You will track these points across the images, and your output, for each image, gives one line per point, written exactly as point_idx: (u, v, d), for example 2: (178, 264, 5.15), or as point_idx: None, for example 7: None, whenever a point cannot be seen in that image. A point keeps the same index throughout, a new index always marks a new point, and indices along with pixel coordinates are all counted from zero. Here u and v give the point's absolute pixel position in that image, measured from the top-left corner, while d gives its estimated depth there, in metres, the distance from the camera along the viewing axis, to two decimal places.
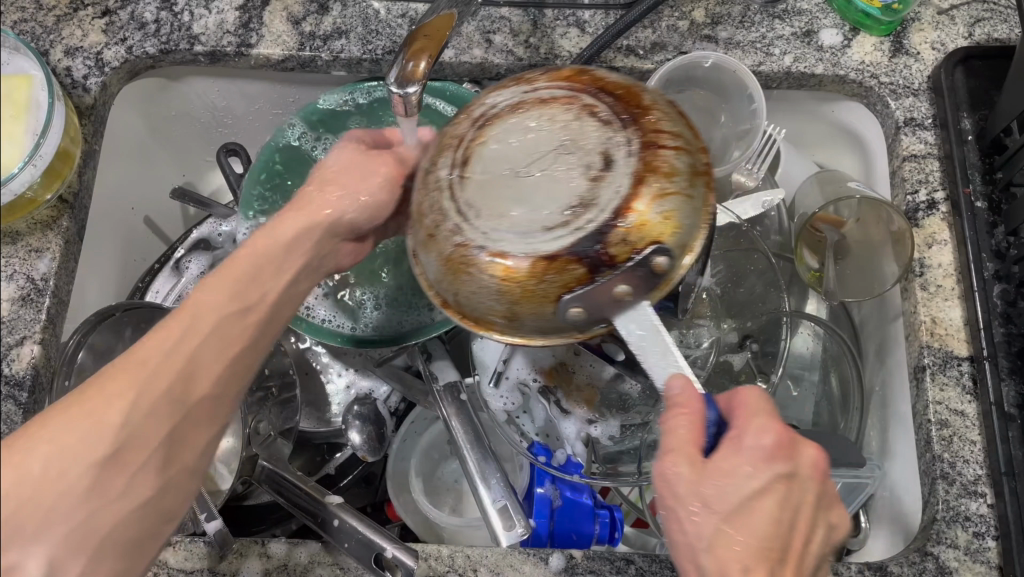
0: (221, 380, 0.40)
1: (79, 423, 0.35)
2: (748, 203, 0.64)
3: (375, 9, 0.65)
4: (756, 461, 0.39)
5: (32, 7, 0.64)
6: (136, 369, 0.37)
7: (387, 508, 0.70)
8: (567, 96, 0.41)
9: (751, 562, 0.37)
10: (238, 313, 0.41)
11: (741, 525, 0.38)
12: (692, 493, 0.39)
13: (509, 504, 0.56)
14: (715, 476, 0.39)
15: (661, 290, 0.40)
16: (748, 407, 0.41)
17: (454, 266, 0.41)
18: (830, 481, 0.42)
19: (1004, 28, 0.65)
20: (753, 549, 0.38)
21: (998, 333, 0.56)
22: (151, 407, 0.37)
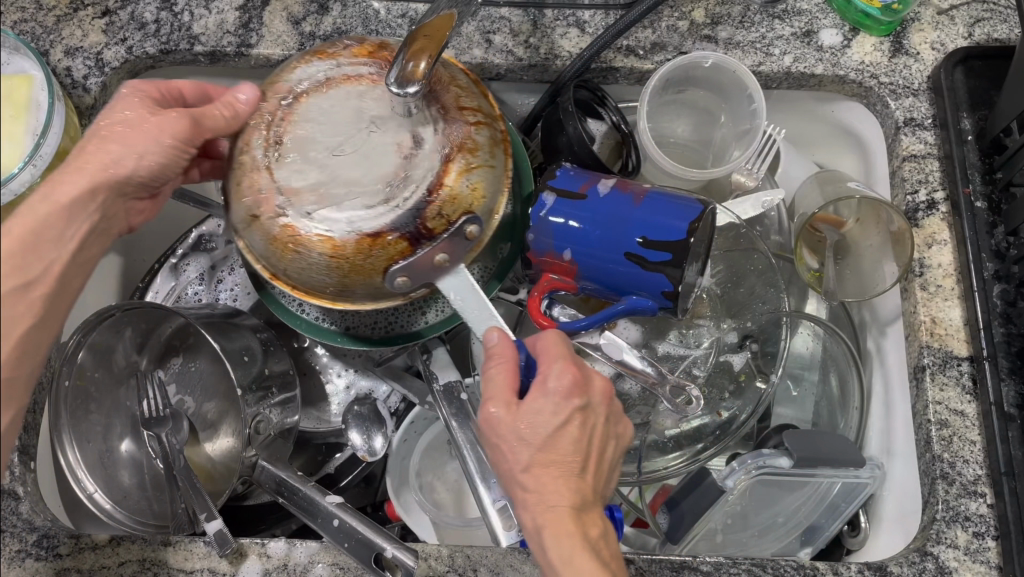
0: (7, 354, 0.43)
1: None
2: (748, 203, 0.65)
3: (375, 9, 0.65)
4: (553, 396, 0.47)
5: (32, 7, 0.64)
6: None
7: (387, 507, 0.68)
8: (372, 75, 0.51)
9: (559, 478, 0.47)
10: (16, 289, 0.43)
11: (548, 451, 0.47)
12: (506, 432, 0.47)
13: (508, 503, 0.55)
14: (525, 413, 0.47)
15: (474, 253, 0.50)
16: (549, 351, 0.49)
17: (284, 247, 0.48)
18: (617, 399, 0.52)
19: (1004, 28, 0.65)
20: (559, 465, 0.47)
21: (998, 333, 0.56)
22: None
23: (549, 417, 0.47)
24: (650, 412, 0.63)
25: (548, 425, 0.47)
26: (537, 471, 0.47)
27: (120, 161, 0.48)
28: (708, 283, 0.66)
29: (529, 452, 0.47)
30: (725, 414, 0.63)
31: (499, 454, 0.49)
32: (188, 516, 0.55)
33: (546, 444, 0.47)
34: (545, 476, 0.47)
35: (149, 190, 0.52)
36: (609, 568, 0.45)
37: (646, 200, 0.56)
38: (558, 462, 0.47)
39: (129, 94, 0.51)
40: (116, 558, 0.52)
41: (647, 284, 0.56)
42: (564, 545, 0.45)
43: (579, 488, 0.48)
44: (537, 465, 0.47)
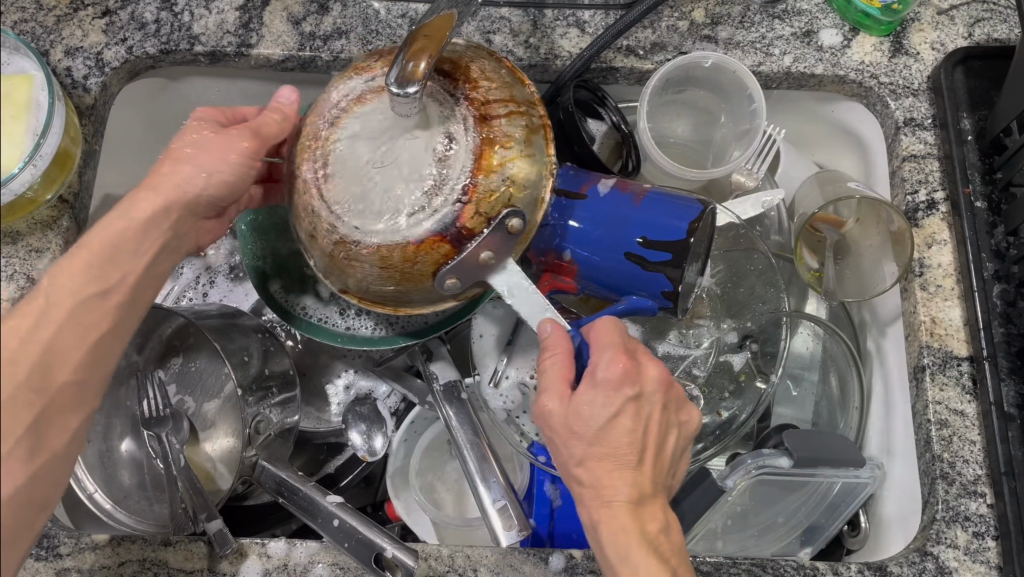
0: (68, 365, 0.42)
1: None
2: (748, 203, 0.65)
3: (375, 9, 0.65)
4: (604, 386, 0.48)
5: (32, 7, 0.64)
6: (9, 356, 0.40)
7: (387, 507, 0.69)
8: None
9: (615, 471, 0.47)
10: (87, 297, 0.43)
11: (603, 443, 0.47)
12: (561, 424, 0.48)
13: (508, 503, 0.56)
14: (579, 404, 0.48)
15: (519, 246, 0.50)
16: (598, 341, 0.49)
17: (339, 261, 0.50)
18: (675, 389, 0.51)
19: (1004, 28, 0.65)
20: (617, 456, 0.47)
21: (998, 333, 0.56)
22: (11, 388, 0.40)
23: (601, 408, 0.47)
24: None
25: (601, 416, 0.47)
26: (594, 464, 0.47)
27: (192, 179, 0.47)
28: (708, 283, 0.66)
29: (585, 444, 0.48)
30: (725, 414, 0.64)
31: (558, 448, 0.49)
32: (190, 514, 0.54)
33: (601, 436, 0.47)
34: (601, 469, 0.47)
35: (217, 209, 0.51)
36: (667, 563, 0.45)
37: (646, 200, 0.56)
38: (615, 455, 0.47)
39: (197, 120, 0.51)
40: (116, 558, 0.52)
41: (647, 284, 0.56)
42: (620, 538, 0.45)
43: (637, 480, 0.47)
44: (595, 458, 0.47)
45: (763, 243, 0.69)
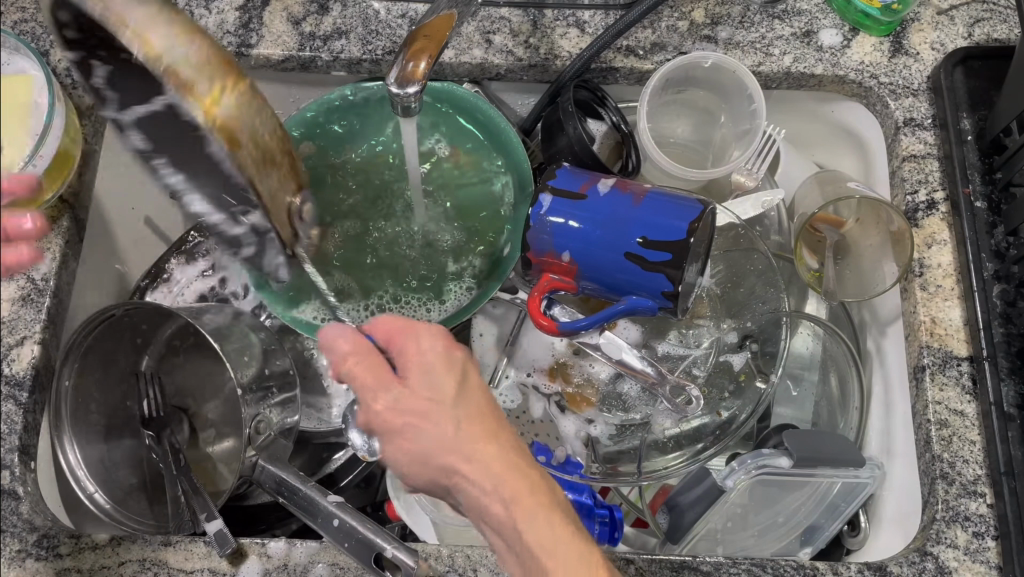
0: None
1: None
2: (748, 203, 0.67)
3: (375, 9, 0.65)
4: (429, 365, 0.45)
5: (32, 7, 0.64)
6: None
7: (387, 507, 0.68)
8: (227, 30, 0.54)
9: (485, 440, 0.44)
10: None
11: (464, 419, 0.44)
12: (409, 414, 0.44)
13: None
14: (413, 390, 0.44)
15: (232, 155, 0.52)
16: (396, 327, 0.46)
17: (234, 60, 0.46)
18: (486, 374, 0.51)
19: (1004, 28, 0.65)
20: (479, 429, 0.44)
21: (998, 333, 0.56)
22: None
23: (443, 384, 0.45)
24: (650, 411, 0.63)
25: (448, 392, 0.45)
26: (451, 449, 0.43)
27: None
28: (708, 283, 0.66)
29: (443, 425, 0.44)
30: (725, 414, 0.64)
31: (412, 449, 0.44)
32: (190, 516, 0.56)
33: (454, 412, 0.44)
34: (465, 447, 0.43)
35: None
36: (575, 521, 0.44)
37: (646, 200, 0.56)
38: (476, 429, 0.44)
39: None
40: (116, 558, 0.52)
41: (647, 285, 0.56)
42: (529, 502, 0.42)
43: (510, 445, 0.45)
44: (459, 438, 0.43)
45: (763, 243, 0.69)
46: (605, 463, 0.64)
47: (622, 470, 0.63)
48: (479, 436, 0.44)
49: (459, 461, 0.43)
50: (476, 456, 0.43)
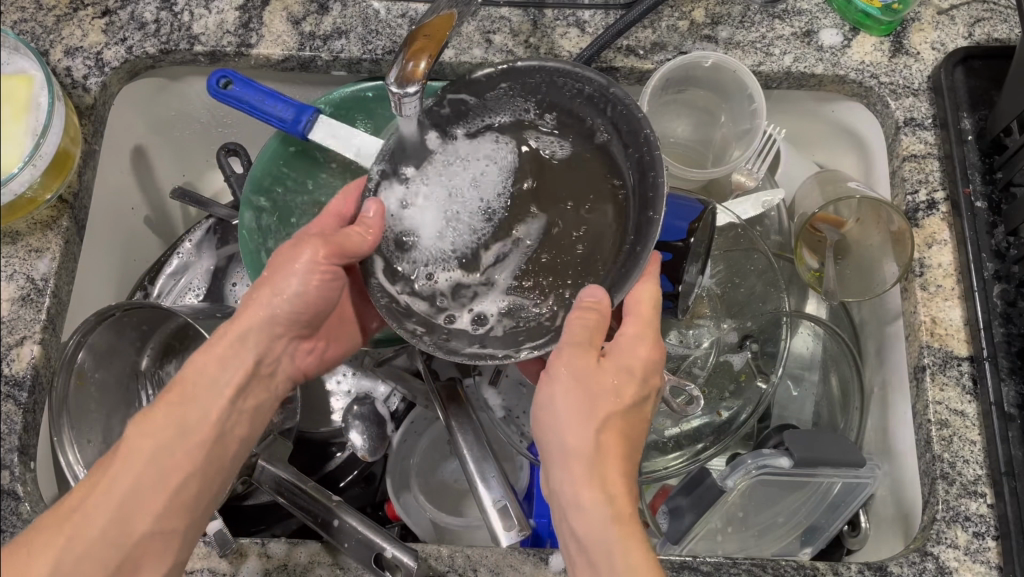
0: (245, 436, 0.52)
1: (215, 373, 0.50)
2: (748, 203, 0.66)
3: (375, 9, 0.65)
4: (643, 356, 0.50)
5: (32, 7, 0.64)
6: (238, 338, 0.51)
7: (387, 507, 0.69)
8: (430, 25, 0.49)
9: (570, 394, 0.48)
10: (190, 501, 0.48)
11: (595, 403, 0.48)
12: (588, 383, 0.48)
13: (509, 504, 0.57)
14: (602, 380, 0.48)
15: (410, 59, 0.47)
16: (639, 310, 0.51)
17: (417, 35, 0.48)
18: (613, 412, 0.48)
19: (1004, 27, 0.65)
20: (621, 488, 0.46)
21: (998, 333, 0.56)
22: (229, 358, 0.51)
23: (630, 393, 0.49)
24: (651, 411, 0.64)
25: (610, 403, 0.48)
26: (611, 473, 0.46)
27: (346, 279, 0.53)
28: (708, 283, 0.66)
29: (575, 360, 0.48)
30: (725, 414, 0.64)
31: (567, 388, 0.48)
32: None
33: (602, 416, 0.48)
34: (596, 489, 0.45)
35: None
36: (609, 490, 0.45)
37: None
38: (596, 434, 0.47)
39: None
40: None
41: None
42: (596, 480, 0.46)
43: (586, 434, 0.47)
44: (589, 415, 0.47)
45: (763, 243, 0.68)
46: None
47: None
48: (615, 482, 0.46)
49: (579, 515, 0.45)
50: (596, 508, 0.44)
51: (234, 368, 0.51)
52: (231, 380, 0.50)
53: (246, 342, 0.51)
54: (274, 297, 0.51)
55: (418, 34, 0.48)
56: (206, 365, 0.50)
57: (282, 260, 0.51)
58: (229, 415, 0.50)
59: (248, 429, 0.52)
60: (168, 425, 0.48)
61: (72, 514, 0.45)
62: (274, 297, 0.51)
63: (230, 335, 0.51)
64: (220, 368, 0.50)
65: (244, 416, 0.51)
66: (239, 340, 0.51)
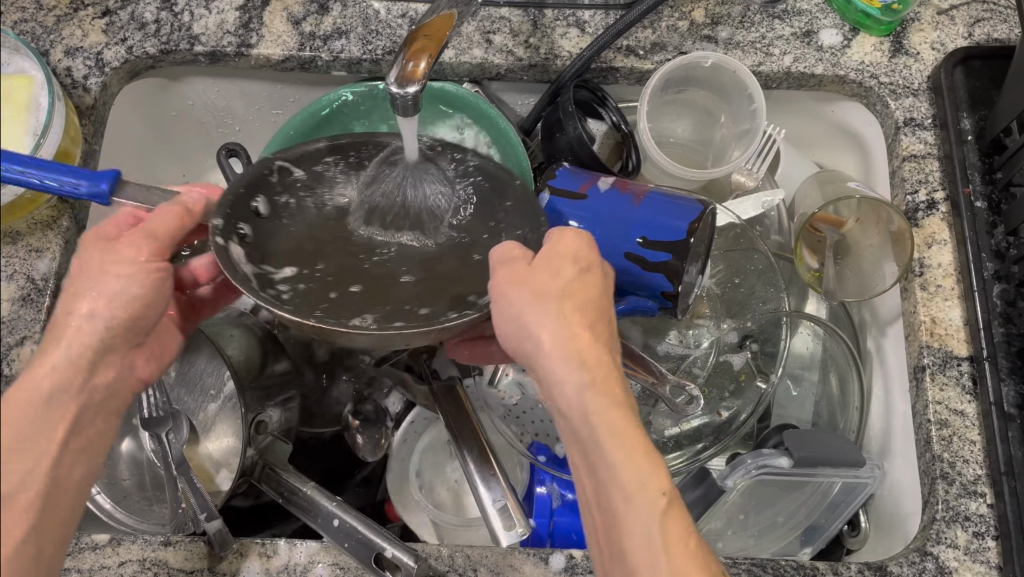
0: (86, 476, 0.44)
1: (31, 412, 0.40)
2: (748, 203, 0.67)
3: (375, 9, 0.65)
4: (580, 262, 0.45)
5: (32, 7, 0.64)
6: (60, 360, 0.42)
7: (388, 508, 0.69)
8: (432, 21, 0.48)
9: (526, 300, 0.43)
10: (33, 561, 0.40)
11: (554, 288, 0.44)
12: (534, 282, 0.44)
13: (508, 504, 0.56)
14: (544, 277, 0.44)
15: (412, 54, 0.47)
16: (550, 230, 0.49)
17: (417, 33, 0.48)
18: (586, 297, 0.44)
19: (1004, 28, 0.65)
20: (596, 355, 0.42)
21: (998, 333, 0.56)
22: (57, 394, 0.42)
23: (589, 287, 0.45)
24: (650, 412, 0.63)
25: (559, 289, 0.44)
26: (598, 365, 0.42)
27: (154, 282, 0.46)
28: (708, 284, 0.66)
29: (510, 269, 0.45)
30: (725, 414, 0.64)
31: (523, 293, 0.44)
32: (190, 515, 0.55)
33: (568, 308, 0.43)
34: (578, 374, 0.42)
35: None
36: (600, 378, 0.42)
37: (645, 200, 0.56)
38: (576, 323, 0.43)
39: None
40: (116, 558, 0.52)
41: (647, 284, 0.55)
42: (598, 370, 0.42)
43: (565, 329, 0.42)
44: (552, 307, 0.43)
45: (763, 243, 0.68)
46: None
47: None
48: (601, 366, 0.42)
49: (561, 399, 0.42)
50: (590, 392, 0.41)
51: (63, 406, 0.42)
52: (61, 415, 0.42)
53: (70, 364, 0.42)
54: (100, 320, 0.44)
55: (417, 31, 0.47)
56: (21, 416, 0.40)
57: (121, 262, 0.45)
58: (59, 460, 0.42)
59: (90, 464, 0.44)
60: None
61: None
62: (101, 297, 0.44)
63: (46, 365, 0.42)
64: (43, 409, 0.41)
65: (79, 456, 0.43)
66: (62, 362, 0.42)
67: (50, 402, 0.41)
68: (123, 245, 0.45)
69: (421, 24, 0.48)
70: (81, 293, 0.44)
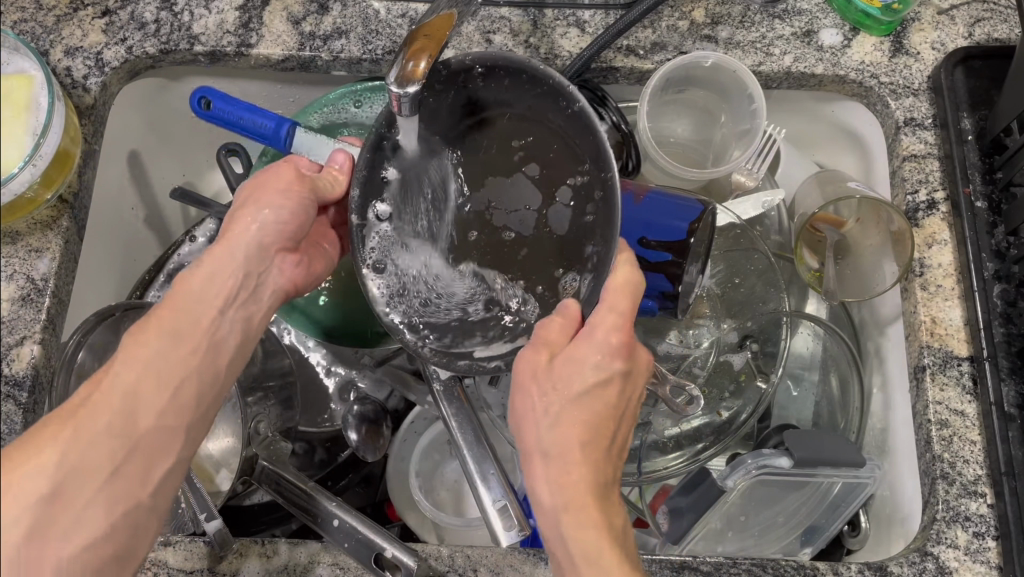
0: (242, 345, 0.49)
1: (202, 282, 0.47)
2: (748, 203, 0.67)
3: (375, 9, 0.65)
4: (595, 374, 0.47)
5: (31, 7, 0.64)
6: (232, 242, 0.48)
7: (388, 508, 0.70)
8: (431, 20, 0.48)
9: (533, 396, 0.47)
10: (187, 412, 0.46)
11: (560, 395, 0.47)
12: (542, 383, 0.47)
13: (508, 503, 0.54)
14: (553, 378, 0.47)
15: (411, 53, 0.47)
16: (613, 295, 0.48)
17: (417, 33, 0.48)
18: (585, 407, 0.47)
19: (1004, 28, 0.65)
20: (577, 475, 0.45)
21: (998, 333, 0.56)
22: (223, 267, 0.47)
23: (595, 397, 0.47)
24: (649, 412, 0.64)
25: (564, 395, 0.47)
26: (576, 483, 0.45)
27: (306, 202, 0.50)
28: (708, 284, 0.66)
29: (531, 360, 0.48)
30: (725, 414, 0.64)
31: (535, 389, 0.47)
32: (190, 515, 0.54)
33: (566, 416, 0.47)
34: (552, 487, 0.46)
35: None
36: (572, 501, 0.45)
37: (646, 200, 0.55)
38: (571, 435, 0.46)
39: None
40: None
41: (647, 284, 0.55)
42: (570, 491, 0.45)
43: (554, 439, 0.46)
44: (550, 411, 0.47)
45: (763, 243, 0.68)
46: None
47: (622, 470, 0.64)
48: (577, 486, 0.45)
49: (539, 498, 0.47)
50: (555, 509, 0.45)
51: (224, 279, 0.47)
52: (223, 285, 0.47)
53: (237, 248, 0.48)
54: (256, 223, 0.48)
55: (416, 32, 0.48)
56: (196, 279, 0.47)
57: (274, 182, 0.49)
58: (219, 324, 0.47)
59: (244, 340, 0.49)
60: (161, 335, 0.46)
61: (70, 419, 0.43)
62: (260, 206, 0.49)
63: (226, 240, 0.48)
64: (211, 281, 0.47)
65: (238, 325, 0.49)
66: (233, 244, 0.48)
67: (217, 273, 0.47)
68: (277, 171, 0.50)
69: (421, 25, 0.48)
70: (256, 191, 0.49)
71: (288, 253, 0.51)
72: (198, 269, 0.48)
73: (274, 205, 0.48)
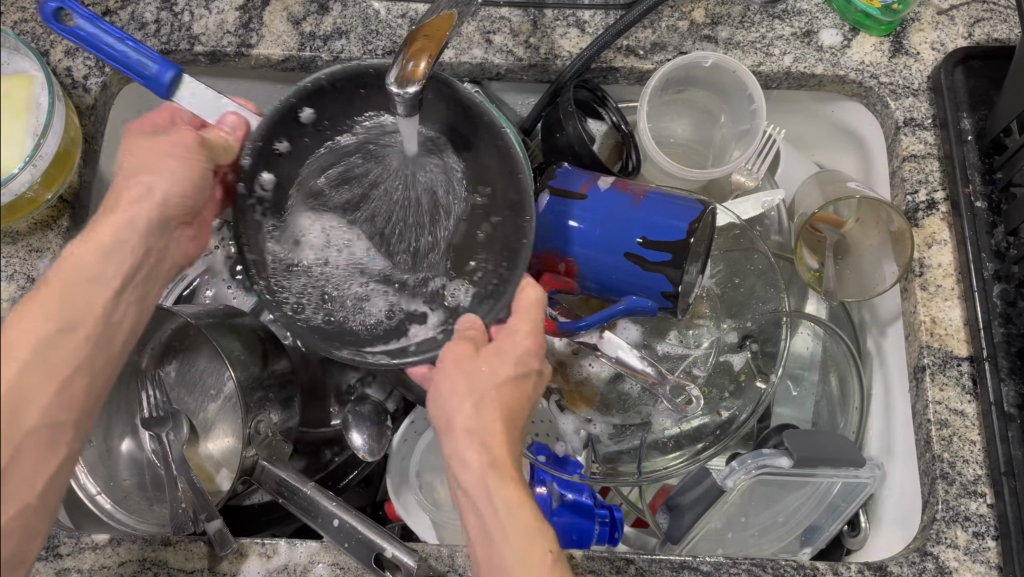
0: (135, 328, 0.48)
1: (93, 261, 0.45)
2: (748, 203, 0.67)
3: (375, 9, 0.65)
4: (516, 368, 0.49)
5: (32, 7, 0.64)
6: (125, 221, 0.47)
7: (387, 507, 0.70)
8: (431, 21, 0.48)
9: (456, 383, 0.48)
10: (81, 400, 0.44)
11: (483, 381, 0.48)
12: (468, 370, 0.48)
13: None
14: (480, 366, 0.48)
15: (411, 53, 0.47)
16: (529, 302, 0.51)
17: (417, 33, 0.47)
18: (504, 391, 0.48)
19: (1004, 28, 0.65)
20: (501, 455, 0.46)
21: (998, 333, 0.56)
22: (114, 248, 0.46)
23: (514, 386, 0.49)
24: (650, 411, 0.63)
25: (487, 381, 0.48)
26: (504, 462, 0.46)
27: (203, 175, 0.50)
28: (708, 283, 0.66)
29: (457, 350, 0.48)
30: (725, 414, 0.64)
31: (458, 377, 0.48)
32: (190, 515, 0.53)
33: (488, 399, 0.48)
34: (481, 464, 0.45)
35: None
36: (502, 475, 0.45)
37: (646, 200, 0.56)
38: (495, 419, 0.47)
39: None
40: (116, 558, 0.52)
41: (647, 285, 0.55)
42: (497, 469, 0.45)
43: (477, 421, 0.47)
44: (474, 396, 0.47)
45: (763, 243, 0.68)
46: (605, 462, 0.64)
47: (622, 470, 0.64)
48: (506, 464, 0.46)
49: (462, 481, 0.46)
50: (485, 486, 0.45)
51: (117, 260, 0.46)
52: (118, 266, 0.46)
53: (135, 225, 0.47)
54: (147, 196, 0.48)
55: (416, 32, 0.48)
56: (88, 254, 0.46)
57: (169, 150, 0.49)
58: (114, 305, 0.46)
59: (137, 321, 0.49)
60: (47, 318, 0.43)
61: None
62: (158, 180, 0.48)
63: (115, 218, 0.47)
64: (102, 264, 0.46)
65: (132, 308, 0.48)
66: (128, 222, 0.47)
67: (105, 253, 0.46)
68: (171, 138, 0.50)
69: (421, 25, 0.48)
70: (152, 167, 0.49)
71: (183, 227, 0.51)
72: (82, 247, 0.46)
73: (174, 175, 0.49)
